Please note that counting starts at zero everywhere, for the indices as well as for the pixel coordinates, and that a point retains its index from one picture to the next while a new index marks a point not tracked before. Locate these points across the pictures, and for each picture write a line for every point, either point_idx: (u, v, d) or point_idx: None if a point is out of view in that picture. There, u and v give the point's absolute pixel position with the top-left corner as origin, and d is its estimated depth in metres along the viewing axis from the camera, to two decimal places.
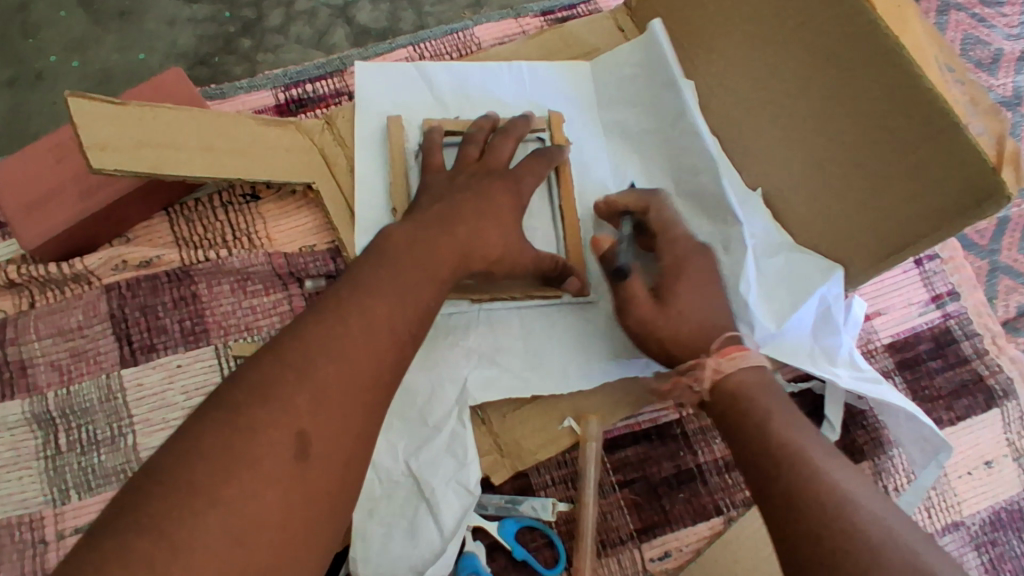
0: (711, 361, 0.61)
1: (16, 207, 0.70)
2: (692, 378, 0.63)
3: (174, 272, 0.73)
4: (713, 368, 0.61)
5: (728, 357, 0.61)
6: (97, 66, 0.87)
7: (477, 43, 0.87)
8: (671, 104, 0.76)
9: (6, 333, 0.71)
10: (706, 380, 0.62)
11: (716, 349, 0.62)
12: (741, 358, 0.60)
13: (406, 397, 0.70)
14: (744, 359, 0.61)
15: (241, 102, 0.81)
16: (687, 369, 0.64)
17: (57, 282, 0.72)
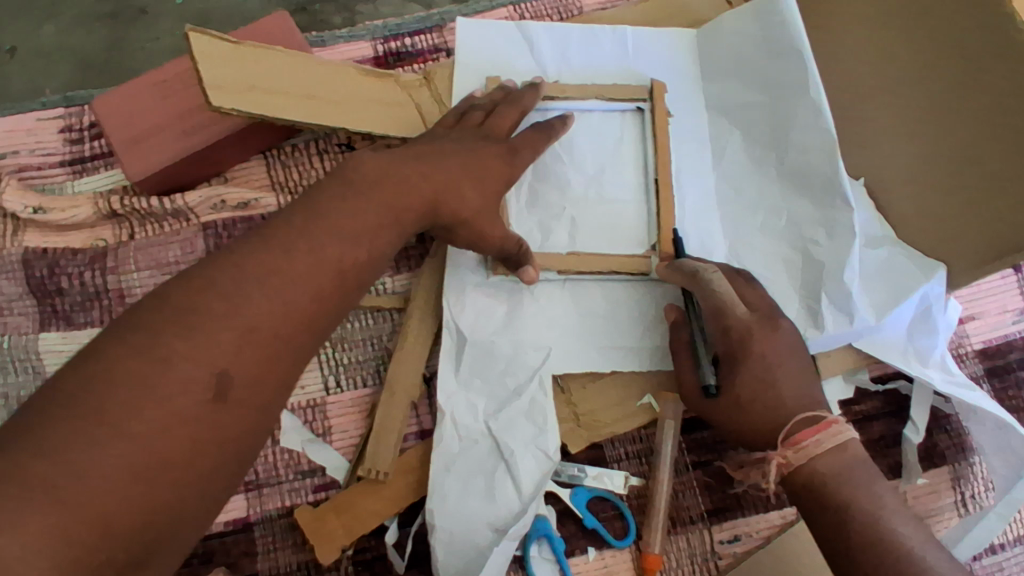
0: (779, 453, 0.58)
1: (120, 138, 0.70)
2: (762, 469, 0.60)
3: (268, 215, 0.74)
4: (781, 462, 0.58)
5: (796, 446, 0.57)
6: (198, 6, 0.85)
7: (578, 6, 0.85)
8: (782, 75, 0.74)
9: (107, 262, 0.73)
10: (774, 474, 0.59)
11: (785, 438, 0.58)
12: (816, 444, 0.57)
13: (490, 359, 0.70)
14: (819, 446, 0.56)
15: (340, 52, 0.81)
16: (757, 461, 0.61)
17: (157, 216, 0.74)
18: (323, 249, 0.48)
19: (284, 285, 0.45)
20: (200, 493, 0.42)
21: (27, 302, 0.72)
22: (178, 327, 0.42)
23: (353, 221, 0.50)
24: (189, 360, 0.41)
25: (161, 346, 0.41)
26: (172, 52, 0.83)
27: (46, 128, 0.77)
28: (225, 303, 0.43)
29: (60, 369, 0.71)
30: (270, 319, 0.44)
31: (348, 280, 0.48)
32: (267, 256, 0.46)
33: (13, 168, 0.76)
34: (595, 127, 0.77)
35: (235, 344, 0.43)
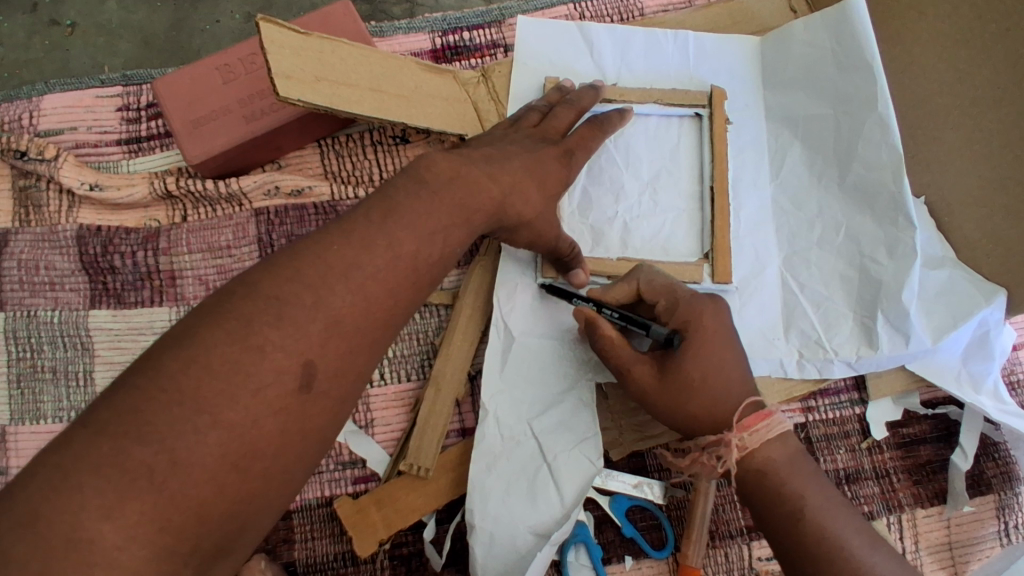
0: (735, 436, 0.57)
1: (181, 121, 0.70)
2: (713, 455, 0.58)
3: (322, 205, 0.75)
4: (738, 445, 0.57)
5: (749, 429, 0.57)
6: None
7: (639, 8, 0.83)
8: (851, 89, 0.72)
9: (160, 243, 0.73)
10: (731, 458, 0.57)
11: (738, 422, 0.58)
12: (765, 429, 0.57)
13: (538, 359, 0.70)
14: (769, 430, 0.57)
15: (399, 43, 0.80)
16: (707, 446, 0.58)
17: (210, 200, 0.74)
18: (400, 247, 0.48)
19: (366, 281, 0.46)
20: (285, 477, 0.43)
21: (79, 278, 0.73)
22: (269, 316, 0.42)
23: (429, 220, 0.51)
24: (280, 351, 0.42)
25: (254, 335, 0.42)
26: (231, 35, 0.83)
27: (104, 106, 0.77)
28: (312, 295, 0.44)
29: (109, 346, 0.72)
30: (354, 315, 0.45)
31: (422, 279, 0.50)
32: (349, 251, 0.46)
33: (70, 145, 0.76)
34: (652, 132, 0.76)
35: (322, 337, 0.44)
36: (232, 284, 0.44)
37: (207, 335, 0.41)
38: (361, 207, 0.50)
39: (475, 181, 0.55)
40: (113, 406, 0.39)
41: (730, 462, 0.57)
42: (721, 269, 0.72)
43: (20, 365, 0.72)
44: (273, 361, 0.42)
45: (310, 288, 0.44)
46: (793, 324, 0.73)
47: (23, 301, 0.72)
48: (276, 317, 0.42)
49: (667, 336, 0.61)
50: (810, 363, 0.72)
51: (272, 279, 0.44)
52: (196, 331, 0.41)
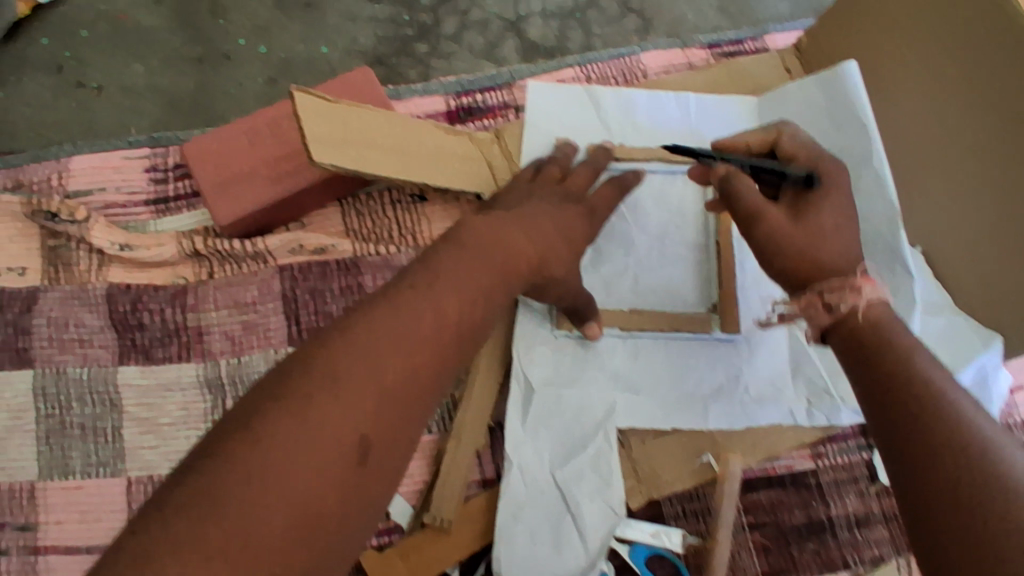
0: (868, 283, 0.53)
1: (210, 184, 0.73)
2: None
3: (346, 262, 0.77)
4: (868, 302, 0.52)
5: (869, 285, 0.53)
6: (281, 55, 0.87)
7: (642, 71, 0.88)
8: (845, 146, 0.76)
9: (187, 299, 0.76)
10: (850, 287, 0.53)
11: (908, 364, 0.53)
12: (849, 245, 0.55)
13: (558, 408, 0.72)
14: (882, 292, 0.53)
15: (416, 105, 0.84)
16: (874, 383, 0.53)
17: (237, 258, 0.77)
18: (444, 315, 0.52)
19: (413, 350, 0.49)
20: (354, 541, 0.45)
21: (108, 334, 0.75)
22: (325, 391, 0.45)
23: (466, 288, 0.55)
24: (337, 426, 0.44)
25: (310, 412, 0.44)
26: (254, 98, 0.86)
27: (132, 167, 0.80)
28: (365, 365, 0.47)
29: (137, 401, 0.74)
30: (404, 382, 0.48)
31: (465, 342, 0.53)
32: (387, 326, 0.49)
33: (99, 205, 0.79)
34: (658, 189, 0.80)
35: (376, 407, 0.46)
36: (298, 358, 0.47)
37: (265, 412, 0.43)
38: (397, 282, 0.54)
39: (510, 247, 0.59)
40: (201, 480, 0.41)
41: (852, 305, 0.52)
42: (730, 319, 0.75)
43: (49, 422, 0.73)
44: (332, 435, 0.44)
45: (353, 360, 0.47)
46: (801, 371, 0.76)
47: (53, 357, 0.74)
48: (333, 390, 0.45)
49: (808, 178, 0.60)
50: (819, 411, 0.75)
51: (325, 353, 0.47)
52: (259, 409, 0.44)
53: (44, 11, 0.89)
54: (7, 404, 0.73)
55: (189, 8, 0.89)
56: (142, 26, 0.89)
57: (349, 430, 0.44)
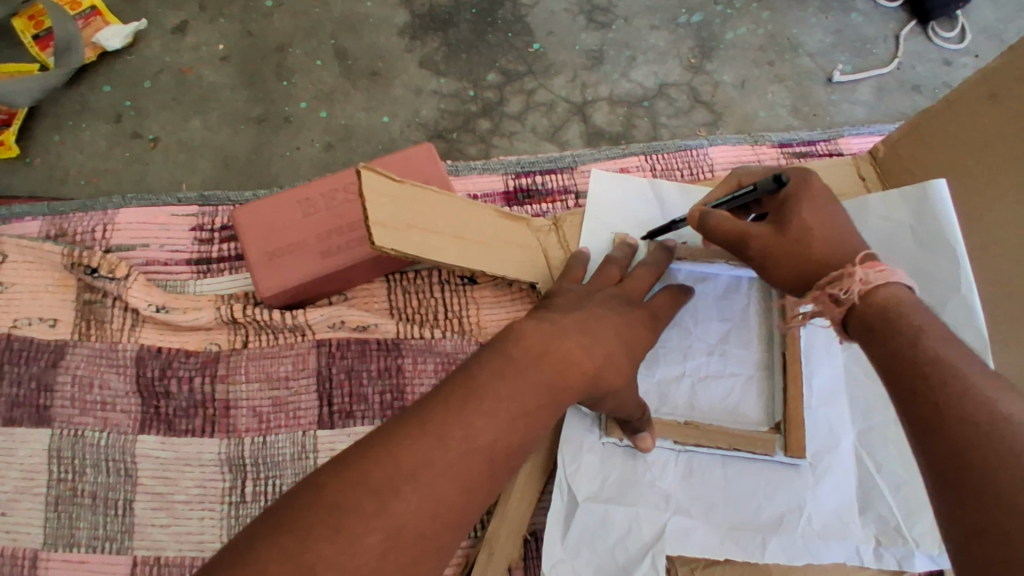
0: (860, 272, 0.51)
1: (258, 252, 0.71)
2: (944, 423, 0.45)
3: (387, 341, 0.73)
4: (861, 285, 0.50)
5: (875, 270, 0.51)
6: (342, 121, 0.86)
7: (709, 165, 0.84)
8: (930, 268, 0.71)
9: (217, 369, 0.72)
10: (853, 291, 0.50)
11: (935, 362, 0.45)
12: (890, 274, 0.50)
13: (602, 526, 0.66)
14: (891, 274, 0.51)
15: (473, 182, 0.81)
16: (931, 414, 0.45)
17: (274, 328, 0.73)
18: (477, 438, 0.48)
19: (436, 479, 0.45)
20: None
21: (132, 400, 0.71)
22: (329, 529, 0.41)
23: (507, 406, 0.50)
24: (334, 569, 0.39)
25: (307, 552, 0.39)
26: (309, 163, 0.85)
27: (178, 224, 0.78)
28: (377, 501, 0.43)
29: (153, 475, 0.69)
30: (418, 519, 0.43)
31: (498, 469, 0.49)
32: (407, 456, 0.45)
33: (141, 261, 0.76)
34: (721, 293, 0.76)
35: (382, 547, 0.41)
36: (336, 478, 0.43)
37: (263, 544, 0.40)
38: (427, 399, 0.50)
39: (566, 357, 0.55)
40: None
41: (853, 296, 0.50)
42: (794, 443, 0.69)
43: (60, 487, 0.69)
44: None
45: (363, 492, 0.43)
46: (871, 508, 0.68)
47: (72, 418, 0.70)
48: (341, 526, 0.41)
49: (773, 179, 0.57)
50: (888, 552, 0.67)
51: (335, 482, 0.43)
52: (276, 539, 0.40)
53: (111, 60, 0.89)
54: (19, 464, 0.69)
55: (255, 69, 0.89)
56: (206, 82, 0.88)
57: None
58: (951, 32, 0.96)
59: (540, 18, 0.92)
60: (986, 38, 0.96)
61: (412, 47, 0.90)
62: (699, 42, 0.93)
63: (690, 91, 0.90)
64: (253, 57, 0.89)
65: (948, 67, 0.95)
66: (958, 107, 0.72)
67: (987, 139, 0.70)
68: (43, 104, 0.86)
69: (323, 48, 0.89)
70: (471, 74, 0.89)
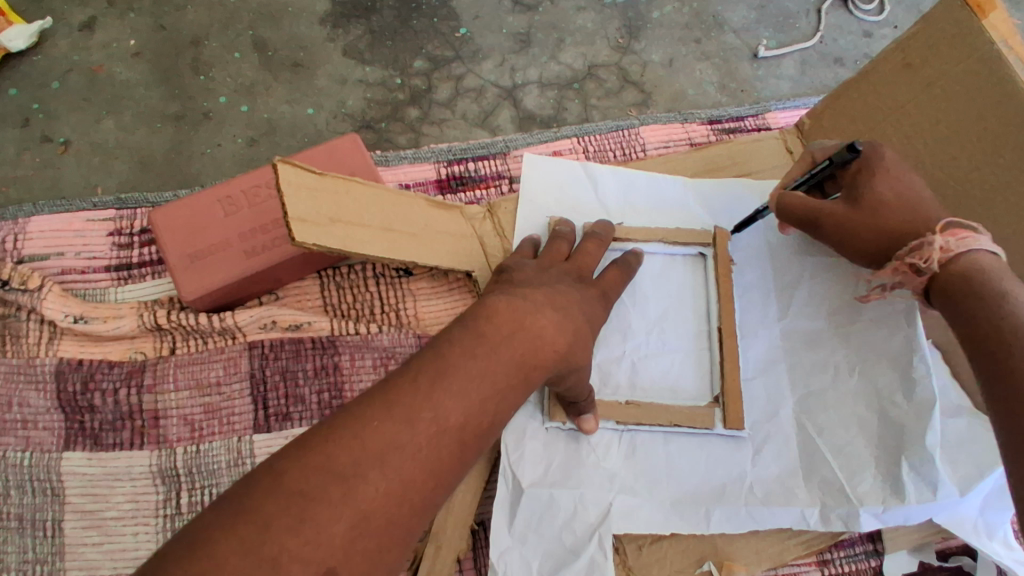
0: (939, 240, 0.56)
1: (178, 254, 0.68)
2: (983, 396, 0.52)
3: (321, 340, 0.72)
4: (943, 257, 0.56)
5: (957, 237, 0.56)
6: (265, 115, 0.84)
7: (641, 145, 0.85)
8: None
9: (145, 379, 0.69)
10: (933, 260, 0.56)
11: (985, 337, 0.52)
12: (971, 241, 0.55)
13: (548, 510, 0.66)
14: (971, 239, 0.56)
15: (404, 172, 0.80)
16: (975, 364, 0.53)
17: (203, 333, 0.71)
18: (444, 419, 0.47)
19: (406, 462, 0.44)
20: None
21: (54, 416, 0.68)
22: (289, 520, 0.39)
23: (477, 385, 0.49)
24: (299, 561, 0.38)
25: (269, 544, 0.38)
26: (232, 160, 0.82)
27: (95, 230, 0.75)
28: (340, 488, 0.41)
29: (81, 493, 0.66)
30: (385, 504, 0.42)
31: (466, 450, 0.48)
32: (376, 440, 0.44)
33: (55, 271, 0.73)
34: (657, 270, 0.76)
35: (349, 533, 0.40)
36: (260, 472, 0.41)
37: (222, 532, 0.38)
38: (393, 376, 0.49)
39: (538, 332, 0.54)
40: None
41: (934, 266, 0.56)
42: (733, 415, 0.70)
43: None
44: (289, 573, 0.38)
45: (332, 478, 0.41)
46: (813, 472, 0.69)
47: None
48: (309, 512, 0.40)
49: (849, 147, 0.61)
50: (834, 514, 0.68)
51: (295, 467, 0.41)
52: (211, 535, 0.38)
53: (14, 61, 0.84)
54: None
55: (170, 64, 0.85)
56: (118, 80, 0.84)
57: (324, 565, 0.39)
58: (869, 5, 0.98)
59: (465, 2, 0.91)
60: (901, 9, 0.98)
61: (335, 35, 0.87)
62: (626, 22, 0.93)
63: (620, 71, 0.90)
64: (167, 52, 0.85)
65: (868, 38, 0.97)
66: (875, 77, 0.74)
67: (902, 106, 0.72)
68: None
69: (241, 40, 0.86)
70: (397, 62, 0.87)
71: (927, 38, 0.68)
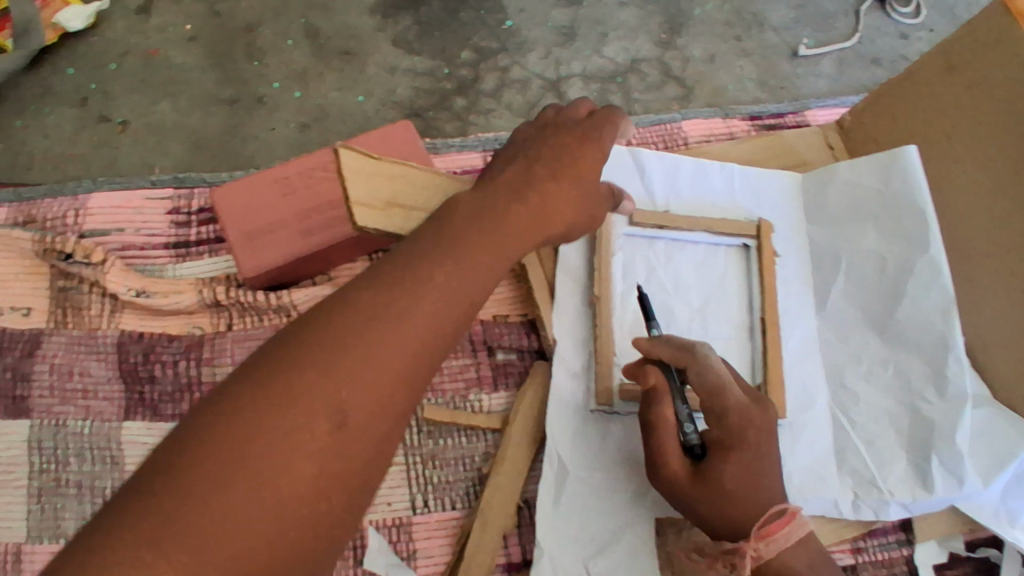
0: (751, 546, 0.59)
1: (238, 232, 0.70)
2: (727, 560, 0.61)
3: None
4: (753, 555, 0.59)
5: (760, 538, 0.59)
6: (316, 101, 0.86)
7: (683, 138, 0.87)
8: (900, 230, 0.75)
9: (202, 352, 0.71)
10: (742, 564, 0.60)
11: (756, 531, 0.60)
12: (779, 538, 0.59)
13: (591, 492, 0.68)
14: (787, 538, 0.60)
15: (452, 159, 0.81)
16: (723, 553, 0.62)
17: (259, 310, 0.73)
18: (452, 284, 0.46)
19: (390, 350, 0.42)
20: (336, 548, 0.41)
21: (115, 386, 0.70)
22: (301, 362, 0.41)
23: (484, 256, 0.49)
24: (310, 395, 0.40)
25: (281, 378, 0.40)
26: (285, 144, 0.84)
27: (153, 208, 0.77)
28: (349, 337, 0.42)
29: (141, 461, 0.69)
30: (395, 356, 0.43)
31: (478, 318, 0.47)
32: (353, 332, 0.42)
33: (115, 247, 0.75)
34: (700, 260, 0.78)
35: (357, 380, 0.41)
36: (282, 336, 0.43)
37: (205, 433, 0.38)
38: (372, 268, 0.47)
39: None
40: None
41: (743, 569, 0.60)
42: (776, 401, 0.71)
43: (43, 478, 0.67)
44: (297, 401, 0.39)
45: (309, 373, 0.40)
46: (846, 461, 0.72)
47: (52, 408, 0.69)
48: (289, 406, 0.39)
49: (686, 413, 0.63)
50: (866, 504, 0.70)
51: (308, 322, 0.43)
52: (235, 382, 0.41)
53: (73, 41, 0.86)
54: None
55: (224, 49, 0.87)
56: (174, 63, 0.86)
57: (314, 456, 0.39)
58: (905, 8, 0.99)
59: None
60: (937, 13, 1.00)
61: (384, 25, 0.89)
62: (668, 18, 0.95)
63: (662, 66, 0.92)
64: (221, 37, 0.87)
65: (904, 41, 0.98)
66: (915, 80, 0.76)
67: (942, 108, 0.74)
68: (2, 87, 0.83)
69: (293, 28, 0.88)
70: (445, 52, 0.89)
71: (970, 42, 0.70)
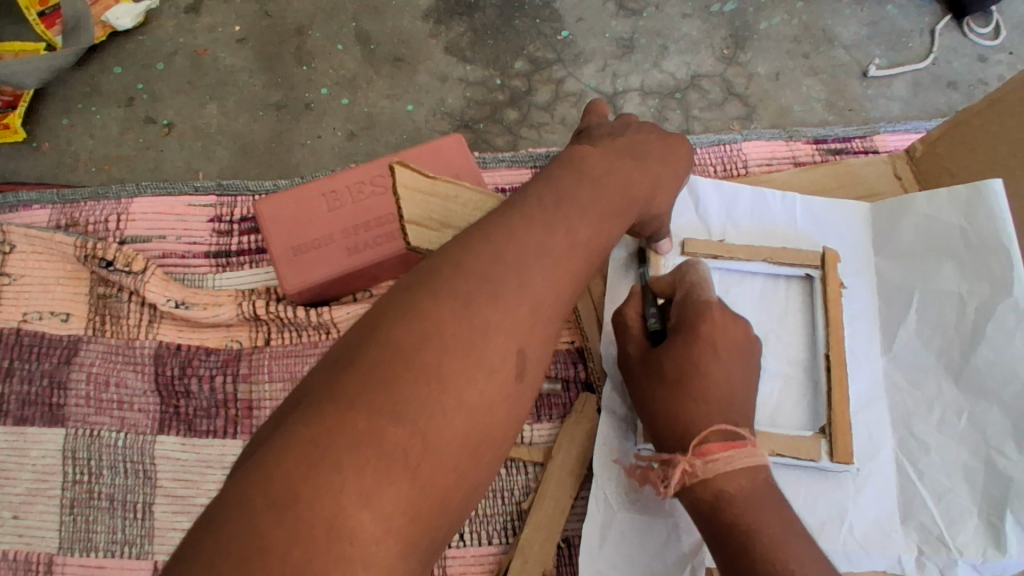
0: (685, 460, 0.53)
1: (283, 247, 0.68)
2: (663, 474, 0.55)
3: None
4: (685, 469, 0.53)
5: (702, 455, 0.52)
6: (365, 109, 0.83)
7: (743, 161, 0.82)
8: (983, 270, 0.69)
9: (240, 368, 0.70)
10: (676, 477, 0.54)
11: (696, 447, 0.53)
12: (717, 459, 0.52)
13: (639, 536, 0.64)
14: (729, 463, 0.52)
15: (502, 176, 0.78)
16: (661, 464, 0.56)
17: (299, 326, 0.71)
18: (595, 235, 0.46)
19: (530, 300, 0.40)
20: (462, 508, 0.37)
21: (150, 399, 0.68)
22: (481, 266, 0.40)
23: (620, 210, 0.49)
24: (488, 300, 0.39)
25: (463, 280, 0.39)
26: (332, 152, 0.82)
27: (196, 216, 0.75)
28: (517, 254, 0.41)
29: (173, 478, 0.67)
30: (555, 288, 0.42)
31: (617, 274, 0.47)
32: (488, 306, 0.39)
33: (157, 254, 0.73)
34: (759, 294, 0.74)
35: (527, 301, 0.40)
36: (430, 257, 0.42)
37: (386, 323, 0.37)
38: (477, 228, 0.43)
39: None
40: None
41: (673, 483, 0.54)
42: (842, 448, 0.66)
43: (75, 490, 0.66)
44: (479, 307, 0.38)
45: (451, 352, 0.37)
46: (912, 516, 0.67)
47: (87, 418, 0.68)
48: (437, 345, 0.37)
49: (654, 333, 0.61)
50: (931, 561, 0.65)
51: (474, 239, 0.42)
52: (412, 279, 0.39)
53: (122, 39, 0.84)
54: (32, 465, 0.66)
55: (274, 51, 0.85)
56: (222, 65, 0.84)
57: (463, 397, 0.36)
58: (986, 28, 0.93)
59: (568, 4, 0.89)
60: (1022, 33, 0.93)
61: (437, 31, 0.86)
62: (732, 32, 0.90)
63: (724, 83, 0.88)
64: (270, 39, 0.85)
65: (983, 63, 0.92)
66: (1003, 106, 0.69)
67: None
68: (50, 85, 0.82)
69: (344, 32, 0.86)
70: (499, 62, 0.86)
71: None
